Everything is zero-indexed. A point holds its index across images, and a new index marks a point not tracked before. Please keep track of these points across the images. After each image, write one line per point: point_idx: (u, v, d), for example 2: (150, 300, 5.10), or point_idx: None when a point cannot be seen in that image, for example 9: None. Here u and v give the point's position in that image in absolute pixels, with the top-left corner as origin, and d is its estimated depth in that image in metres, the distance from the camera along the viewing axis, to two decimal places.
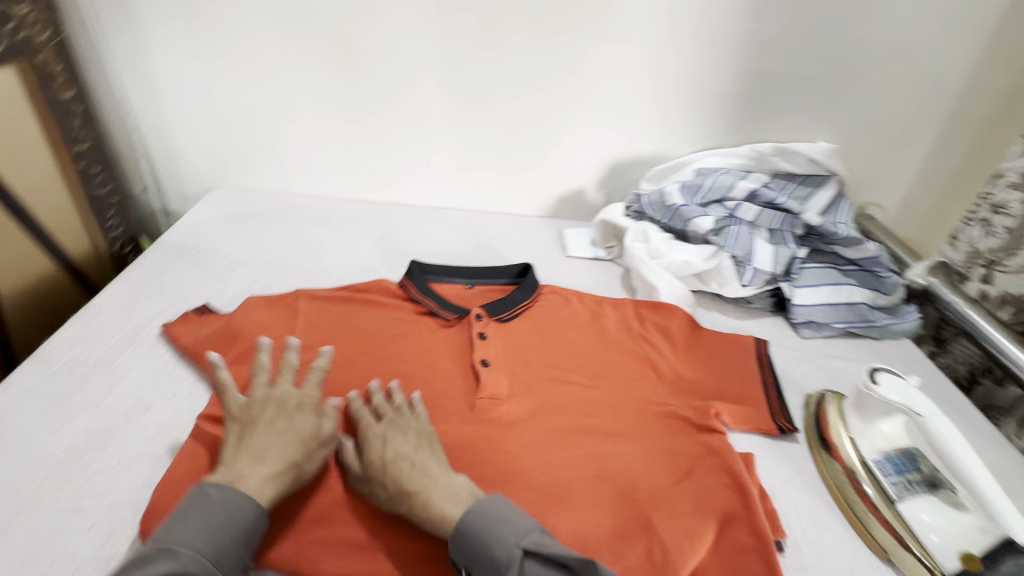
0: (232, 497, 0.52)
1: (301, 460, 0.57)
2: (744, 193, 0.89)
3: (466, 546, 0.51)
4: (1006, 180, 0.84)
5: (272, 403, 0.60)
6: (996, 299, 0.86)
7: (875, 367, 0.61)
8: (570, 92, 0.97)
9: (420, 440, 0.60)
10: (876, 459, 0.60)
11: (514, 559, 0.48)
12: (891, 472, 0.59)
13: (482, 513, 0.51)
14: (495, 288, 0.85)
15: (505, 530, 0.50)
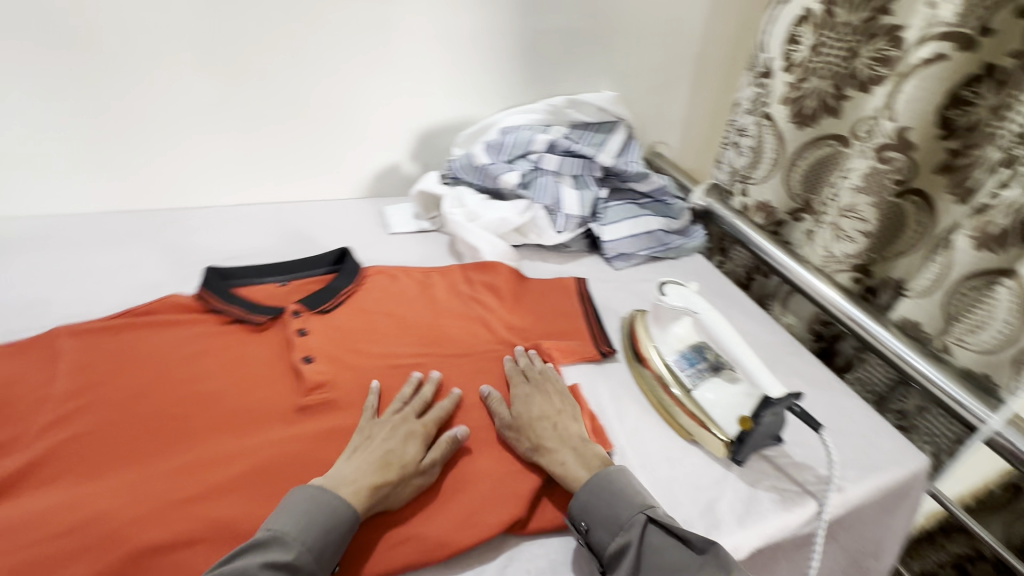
0: (334, 503, 0.49)
1: (409, 480, 0.54)
2: (544, 145, 0.94)
3: (589, 504, 0.53)
4: (743, 107, 1.00)
5: (390, 424, 0.59)
6: (754, 207, 1.03)
7: (663, 281, 0.71)
8: (360, 64, 0.93)
9: (558, 404, 0.64)
10: (675, 359, 0.68)
11: (639, 521, 0.50)
12: (686, 366, 0.67)
13: (612, 482, 0.54)
14: (314, 280, 0.78)
15: (627, 496, 0.53)
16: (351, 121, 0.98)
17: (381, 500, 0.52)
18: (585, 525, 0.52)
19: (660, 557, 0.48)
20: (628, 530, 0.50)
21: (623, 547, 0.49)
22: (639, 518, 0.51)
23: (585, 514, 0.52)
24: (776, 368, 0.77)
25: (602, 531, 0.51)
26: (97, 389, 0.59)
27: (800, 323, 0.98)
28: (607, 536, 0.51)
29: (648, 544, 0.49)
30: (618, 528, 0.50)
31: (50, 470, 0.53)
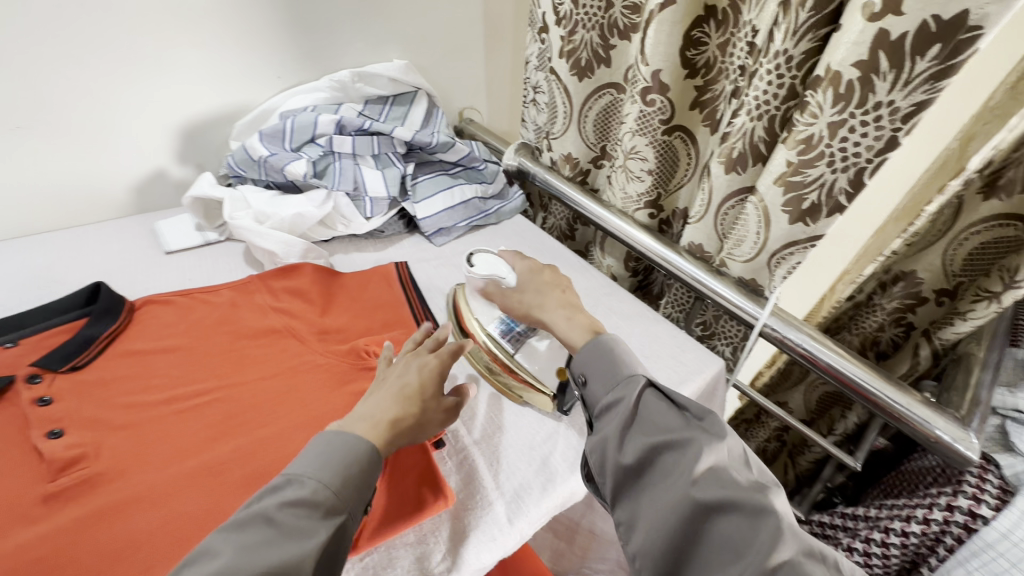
0: (352, 443, 0.47)
1: (427, 413, 0.55)
2: (330, 127, 0.85)
3: (587, 369, 0.53)
4: (534, 64, 1.01)
5: (408, 356, 0.59)
6: (560, 161, 1.05)
7: (472, 252, 0.68)
8: (75, 56, 0.74)
9: (553, 283, 0.64)
10: (496, 327, 0.67)
11: (634, 387, 0.49)
12: (505, 332, 0.66)
13: (613, 356, 0.53)
14: (62, 330, 0.62)
15: (630, 366, 0.52)
16: (82, 127, 0.80)
17: (393, 443, 0.51)
18: (582, 380, 0.54)
19: (655, 418, 0.47)
20: (622, 391, 0.50)
21: (613, 403, 0.50)
22: (637, 383, 0.50)
23: (583, 370, 0.54)
24: (595, 310, 0.82)
25: (595, 389, 0.52)
26: None
27: (617, 264, 1.04)
28: (599, 392, 0.51)
29: (638, 404, 0.49)
30: (614, 386, 0.51)
31: None
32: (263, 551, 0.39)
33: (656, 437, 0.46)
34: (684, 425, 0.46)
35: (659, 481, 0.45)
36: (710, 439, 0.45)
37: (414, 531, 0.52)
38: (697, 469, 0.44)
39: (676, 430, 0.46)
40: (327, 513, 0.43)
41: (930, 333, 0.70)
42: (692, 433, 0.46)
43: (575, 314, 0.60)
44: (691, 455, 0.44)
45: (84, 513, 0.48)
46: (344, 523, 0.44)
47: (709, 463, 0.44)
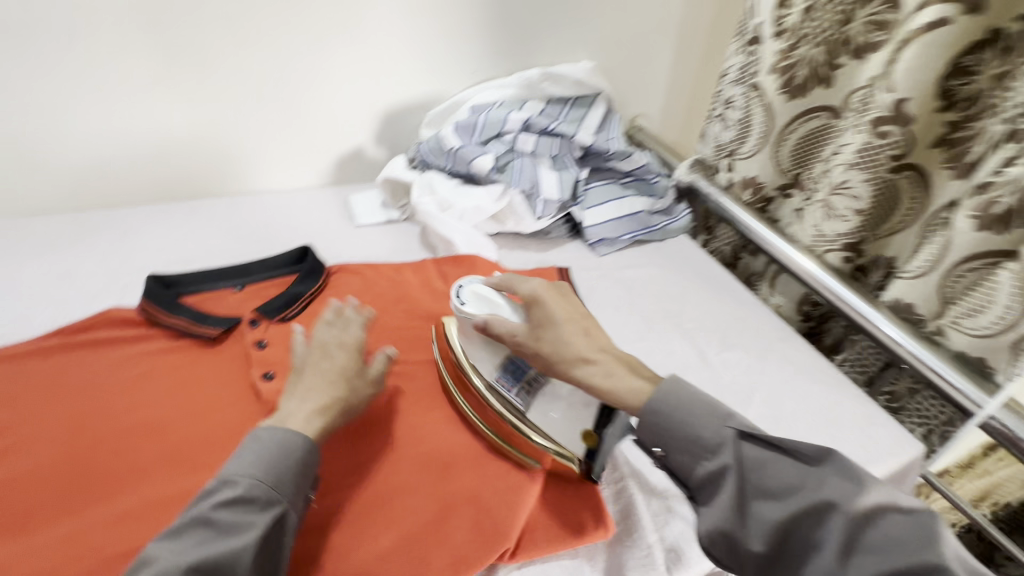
0: (282, 434, 0.49)
1: (352, 388, 0.55)
2: (518, 124, 0.87)
3: (660, 427, 0.49)
4: (730, 78, 0.94)
5: (313, 348, 0.58)
6: (739, 183, 0.97)
7: (463, 282, 0.59)
8: (309, 38, 0.83)
9: (585, 317, 0.58)
10: (496, 378, 0.55)
11: (728, 440, 0.46)
12: (511, 383, 0.55)
13: (677, 401, 0.49)
14: (274, 282, 0.72)
15: (705, 410, 0.48)
16: (305, 103, 0.88)
17: (332, 426, 0.52)
18: (659, 450, 0.49)
19: (770, 475, 0.45)
20: (717, 453, 0.46)
21: (716, 472, 0.46)
22: (727, 434, 0.46)
23: (657, 438, 0.49)
24: (768, 357, 0.74)
25: (684, 456, 0.48)
26: (25, 429, 0.53)
27: (789, 305, 0.95)
28: (690, 462, 0.47)
29: (743, 467, 0.45)
30: (705, 453, 0.47)
31: None
32: (207, 550, 0.41)
33: (776, 490, 0.44)
34: (805, 473, 0.44)
35: (807, 546, 0.43)
36: (837, 480, 0.42)
37: (568, 553, 0.52)
38: (850, 522, 0.41)
39: (795, 484, 0.44)
40: (265, 505, 0.45)
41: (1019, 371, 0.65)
42: (815, 484, 0.43)
43: (622, 361, 0.54)
44: (832, 497, 0.42)
45: None
46: (285, 511, 0.46)
47: (869, 504, 0.41)
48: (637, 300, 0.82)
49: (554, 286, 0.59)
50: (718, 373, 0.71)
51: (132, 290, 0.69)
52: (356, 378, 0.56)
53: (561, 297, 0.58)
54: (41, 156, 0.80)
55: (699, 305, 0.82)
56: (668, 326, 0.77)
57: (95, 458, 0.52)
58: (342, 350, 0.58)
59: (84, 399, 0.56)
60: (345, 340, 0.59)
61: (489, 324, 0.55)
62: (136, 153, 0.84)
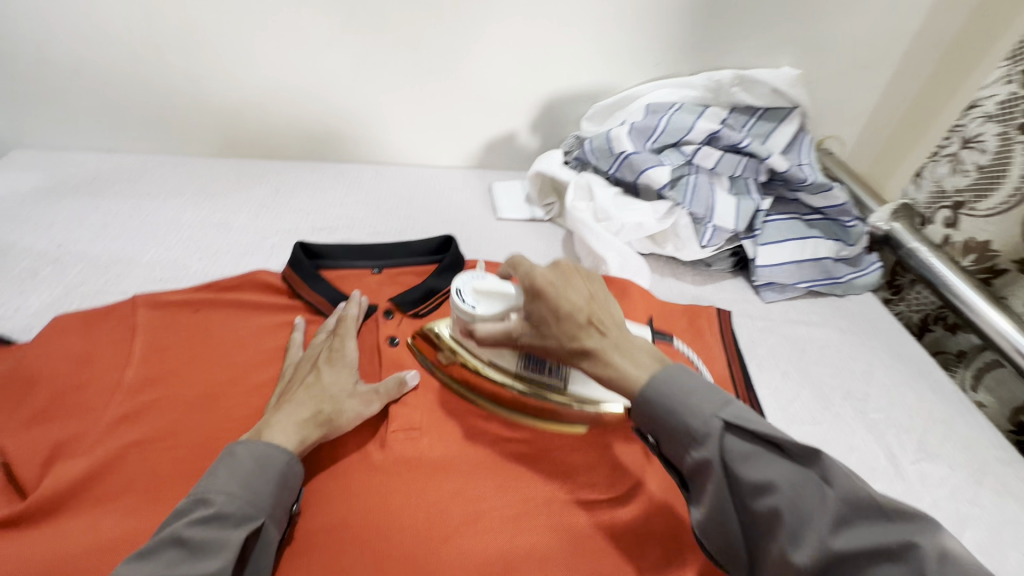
0: (261, 447, 0.43)
1: (344, 407, 0.49)
2: (703, 135, 0.75)
3: (659, 416, 0.41)
4: (982, 110, 0.75)
5: (309, 359, 0.53)
6: (960, 244, 0.80)
7: (462, 282, 0.49)
8: (487, 9, 0.75)
9: (591, 290, 0.47)
10: (525, 367, 0.50)
11: (714, 433, 0.38)
12: (539, 368, 0.50)
13: (670, 385, 0.41)
14: (412, 270, 0.66)
15: (698, 395, 0.40)
16: (467, 79, 0.82)
17: (312, 441, 0.47)
18: (653, 439, 0.42)
19: (751, 470, 0.37)
20: (704, 444, 0.39)
21: (702, 464, 0.39)
22: (714, 424, 0.39)
23: (654, 427, 0.41)
24: (982, 483, 0.58)
25: (673, 446, 0.40)
26: (172, 384, 0.51)
27: (997, 408, 0.77)
28: (678, 451, 0.40)
29: (730, 460, 0.38)
30: (692, 442, 0.39)
31: (113, 483, 0.44)
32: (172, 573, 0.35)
33: (757, 487, 0.37)
34: (796, 477, 0.36)
35: (781, 527, 0.36)
36: (817, 490, 0.35)
37: None
38: (811, 502, 0.35)
39: (777, 481, 0.36)
40: (241, 521, 0.39)
41: None
42: (796, 485, 0.36)
43: (624, 337, 0.45)
44: (813, 504, 0.35)
45: (408, 491, 0.47)
46: (263, 524, 0.40)
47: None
48: (810, 368, 0.68)
49: (557, 267, 0.48)
50: (913, 489, 0.57)
51: (277, 255, 0.67)
52: (354, 398, 0.50)
53: (564, 279, 0.47)
54: (212, 100, 0.80)
55: (889, 391, 0.67)
56: (849, 411, 0.63)
57: (238, 428, 0.49)
58: (339, 366, 0.52)
59: (229, 363, 0.54)
60: (340, 356, 0.53)
61: (481, 331, 0.48)
62: (297, 109, 0.83)
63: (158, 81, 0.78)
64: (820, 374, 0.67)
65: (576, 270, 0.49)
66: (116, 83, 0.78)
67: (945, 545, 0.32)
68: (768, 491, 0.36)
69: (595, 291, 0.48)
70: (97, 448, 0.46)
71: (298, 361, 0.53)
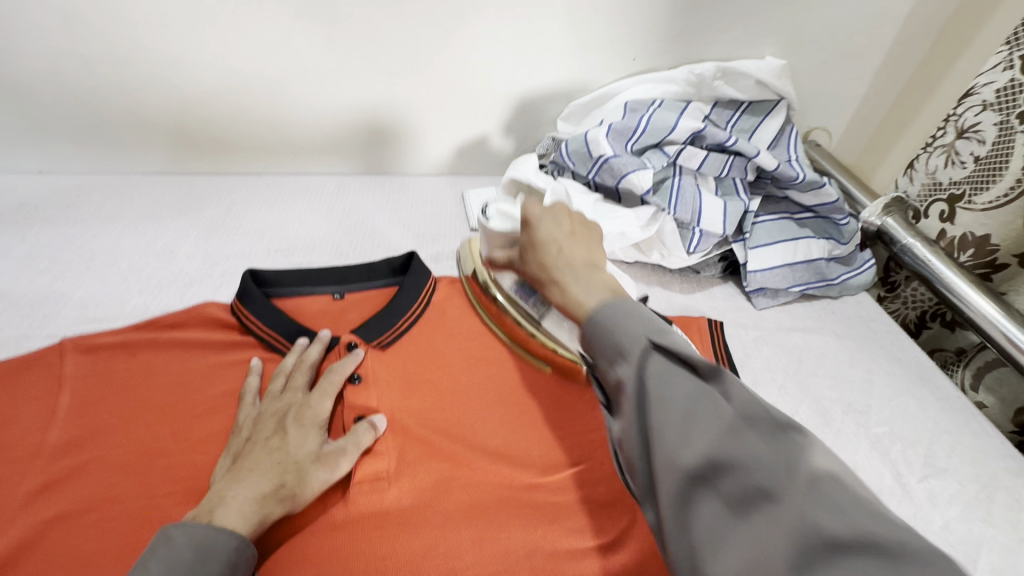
0: (205, 533, 0.38)
1: (308, 478, 0.44)
2: (686, 134, 0.70)
3: (593, 341, 0.38)
4: (978, 99, 0.71)
5: (272, 415, 0.47)
6: (956, 239, 0.77)
7: (486, 203, 0.58)
8: (450, 5, 0.69)
9: (575, 227, 0.52)
10: (514, 290, 0.57)
11: (637, 349, 0.35)
12: (526, 297, 0.56)
13: (608, 315, 0.39)
14: (376, 295, 0.60)
15: (634, 319, 0.37)
16: (432, 81, 0.76)
17: (274, 518, 0.42)
18: (591, 360, 0.39)
19: (661, 387, 0.32)
20: (628, 360, 0.35)
21: (620, 383, 0.35)
22: (641, 343, 0.35)
23: (591, 348, 0.39)
24: (993, 498, 0.55)
25: (603, 362, 0.37)
26: (102, 443, 0.45)
27: (1000, 408, 0.74)
28: (606, 368, 0.36)
29: (646, 375, 0.33)
30: (617, 357, 0.36)
31: (26, 570, 0.39)
32: None
33: (686, 403, 0.31)
34: (697, 393, 0.31)
35: (666, 433, 0.31)
36: (709, 399, 0.31)
37: None
38: (705, 413, 0.30)
39: (674, 397, 0.31)
40: None
41: None
42: (693, 399, 0.31)
43: (590, 272, 0.46)
44: (706, 413, 0.30)
45: (377, 548, 0.42)
46: None
47: (842, 529, 0.25)
48: (808, 379, 0.64)
49: (552, 207, 0.54)
50: (923, 510, 0.53)
51: (228, 284, 0.61)
52: (320, 464, 0.45)
53: (558, 216, 0.53)
54: (153, 111, 0.74)
55: (892, 401, 0.63)
56: (851, 426, 0.59)
57: (175, 493, 0.44)
58: (307, 424, 0.47)
59: (168, 414, 0.48)
60: (309, 414, 0.48)
61: (498, 259, 0.57)
62: (249, 118, 0.76)
63: (90, 91, 0.71)
64: (818, 385, 0.64)
65: (572, 214, 0.54)
66: (42, 96, 0.70)
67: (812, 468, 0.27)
68: (659, 402, 0.32)
69: (583, 234, 0.52)
70: (12, 523, 0.40)
71: (253, 414, 0.48)
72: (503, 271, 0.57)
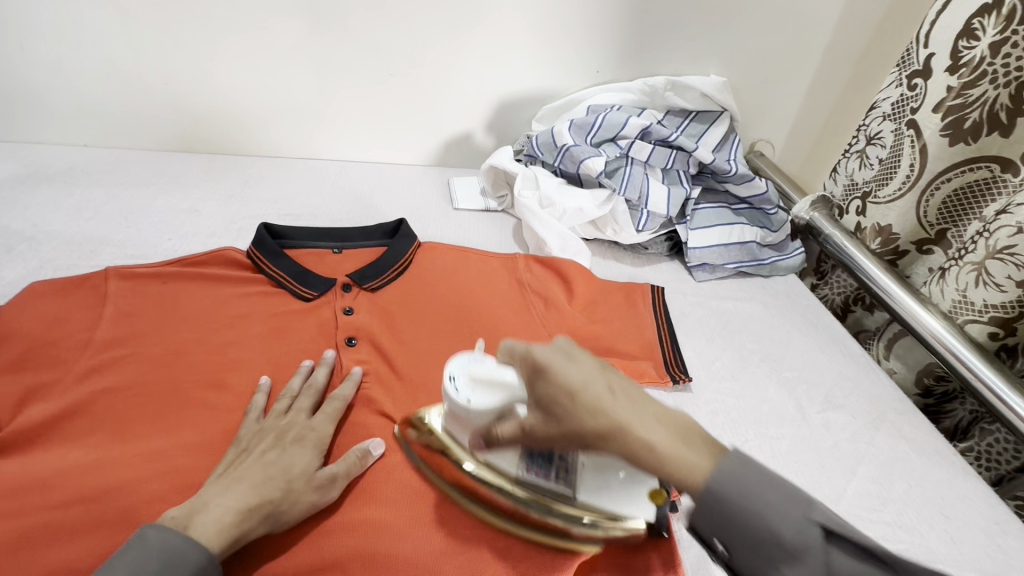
0: (172, 537, 0.40)
1: (295, 499, 0.46)
2: (636, 130, 0.83)
3: (733, 523, 0.36)
4: (880, 111, 0.85)
5: (273, 431, 0.50)
6: (871, 230, 0.88)
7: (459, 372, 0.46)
8: (441, 18, 0.83)
9: (602, 362, 0.43)
10: (528, 471, 0.45)
11: (814, 548, 0.34)
12: (541, 473, 0.45)
13: (739, 488, 0.36)
14: (368, 251, 0.72)
15: (778, 503, 0.35)
16: (424, 83, 0.89)
17: (251, 534, 0.43)
18: (723, 548, 0.37)
19: None
20: (801, 562, 0.34)
21: None
22: (814, 535, 0.34)
23: (720, 535, 0.37)
24: (880, 428, 0.66)
25: (755, 560, 0.36)
26: (140, 342, 0.56)
27: (906, 372, 0.85)
28: (760, 564, 0.35)
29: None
30: (780, 556, 0.35)
31: (81, 424, 0.49)
32: None
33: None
34: None
35: None
36: None
37: None
38: None
39: None
40: None
41: (977, 418, 0.78)
42: None
43: (645, 402, 0.40)
44: None
45: (355, 446, 0.53)
46: None
47: None
48: (734, 335, 0.75)
49: (555, 341, 0.44)
50: (818, 432, 0.64)
51: (244, 236, 0.72)
52: (311, 488, 0.47)
53: (568, 350, 0.43)
54: (184, 98, 0.86)
55: (805, 354, 0.74)
56: (766, 370, 0.71)
57: (200, 380, 0.54)
58: (306, 446, 0.50)
59: (195, 326, 0.58)
60: (310, 436, 0.50)
61: (500, 433, 0.44)
62: (266, 109, 0.89)
63: (133, 79, 0.83)
64: (742, 339, 0.75)
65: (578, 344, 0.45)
66: (91, 82, 0.83)
67: None
68: None
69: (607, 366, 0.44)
70: (68, 392, 0.50)
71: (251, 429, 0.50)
72: (507, 447, 0.44)
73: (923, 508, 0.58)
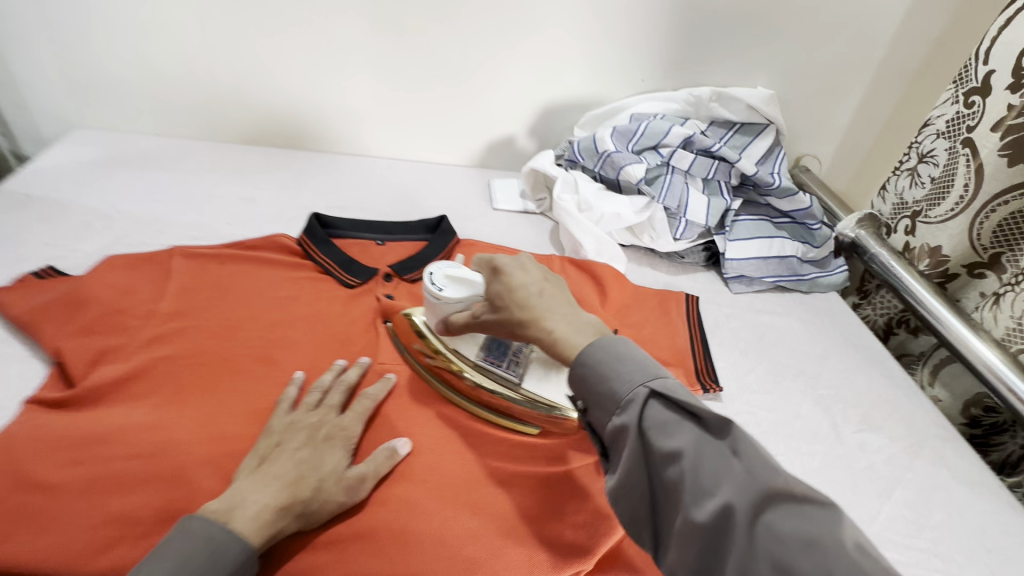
0: (219, 535, 0.41)
1: (325, 498, 0.46)
2: (679, 140, 0.83)
3: (588, 379, 0.41)
4: (933, 129, 0.82)
5: (305, 427, 0.51)
6: (919, 250, 0.85)
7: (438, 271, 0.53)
8: (492, 23, 0.85)
9: (548, 276, 0.50)
10: (484, 358, 0.56)
11: (639, 399, 0.39)
12: (496, 359, 0.56)
13: (608, 348, 0.42)
14: (409, 245, 0.75)
15: (631, 362, 0.41)
16: (471, 86, 0.92)
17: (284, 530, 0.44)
18: (581, 404, 0.43)
19: (664, 439, 0.38)
20: (626, 410, 0.39)
21: (622, 430, 0.39)
22: (640, 392, 0.39)
23: (581, 393, 0.42)
24: (920, 453, 0.63)
25: (599, 412, 0.41)
26: (198, 317, 0.60)
27: (951, 402, 0.82)
28: (603, 415, 0.41)
29: (647, 425, 0.39)
30: (615, 407, 0.40)
31: (144, 388, 0.53)
32: None
33: (667, 454, 0.38)
34: (701, 443, 0.38)
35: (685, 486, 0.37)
36: (723, 458, 0.37)
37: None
38: (715, 469, 0.37)
39: (686, 449, 0.37)
40: None
41: None
42: (699, 451, 0.37)
43: (570, 309, 0.47)
44: (715, 465, 0.37)
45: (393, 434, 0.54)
46: None
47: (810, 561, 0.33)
48: (769, 348, 0.74)
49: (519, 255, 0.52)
50: (852, 452, 0.62)
51: (295, 225, 0.76)
52: (340, 486, 0.47)
53: (526, 262, 0.51)
54: (247, 93, 0.91)
55: (842, 373, 0.72)
56: (800, 385, 0.69)
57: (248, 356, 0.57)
58: (336, 444, 0.50)
59: (247, 305, 0.62)
60: (340, 434, 0.51)
61: (455, 320, 0.53)
62: (320, 106, 0.94)
63: (203, 75, 0.89)
64: (777, 353, 0.74)
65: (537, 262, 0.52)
66: (165, 75, 0.89)
67: (851, 535, 0.34)
68: (675, 460, 0.37)
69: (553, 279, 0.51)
70: (134, 357, 0.54)
71: (286, 424, 0.51)
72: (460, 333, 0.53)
73: (962, 539, 0.55)
